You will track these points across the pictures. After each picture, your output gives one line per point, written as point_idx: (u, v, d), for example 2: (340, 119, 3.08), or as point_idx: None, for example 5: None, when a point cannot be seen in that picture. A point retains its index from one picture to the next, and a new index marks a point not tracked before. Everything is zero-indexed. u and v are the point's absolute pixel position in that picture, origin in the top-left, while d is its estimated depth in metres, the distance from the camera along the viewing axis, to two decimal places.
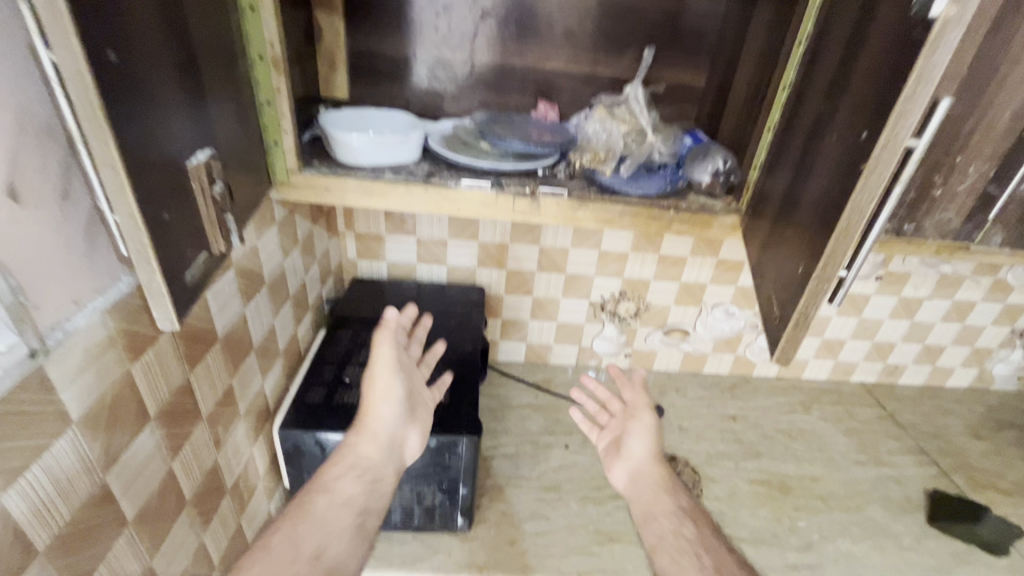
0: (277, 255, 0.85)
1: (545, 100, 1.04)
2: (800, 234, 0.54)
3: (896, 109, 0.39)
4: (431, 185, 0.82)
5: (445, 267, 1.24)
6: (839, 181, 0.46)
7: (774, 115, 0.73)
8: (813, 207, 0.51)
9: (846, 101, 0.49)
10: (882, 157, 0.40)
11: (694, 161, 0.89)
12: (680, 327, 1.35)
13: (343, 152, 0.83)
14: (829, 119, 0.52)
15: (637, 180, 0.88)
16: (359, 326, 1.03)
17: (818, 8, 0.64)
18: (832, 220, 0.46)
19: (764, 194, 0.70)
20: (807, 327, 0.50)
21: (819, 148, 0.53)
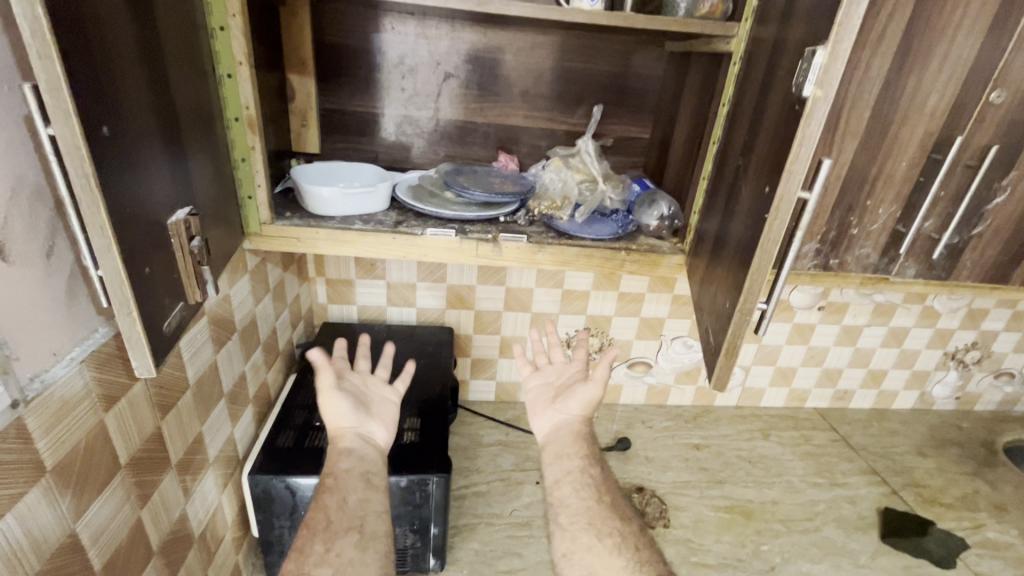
0: (248, 302, 0.87)
1: (506, 152, 1.12)
2: (727, 272, 0.60)
3: (787, 167, 0.47)
4: (398, 233, 0.87)
5: (415, 309, 1.28)
6: (752, 226, 0.53)
7: (708, 165, 0.82)
8: (736, 247, 0.58)
9: (756, 158, 0.57)
10: (781, 206, 0.48)
11: (642, 208, 0.97)
12: (643, 360, 1.41)
13: (314, 204, 0.88)
14: (744, 171, 0.60)
15: (591, 225, 0.96)
16: (329, 369, 1.05)
17: (736, 77, 0.74)
18: (749, 259, 0.53)
19: (702, 235, 0.77)
20: (737, 356, 0.56)
21: (738, 198, 0.61)
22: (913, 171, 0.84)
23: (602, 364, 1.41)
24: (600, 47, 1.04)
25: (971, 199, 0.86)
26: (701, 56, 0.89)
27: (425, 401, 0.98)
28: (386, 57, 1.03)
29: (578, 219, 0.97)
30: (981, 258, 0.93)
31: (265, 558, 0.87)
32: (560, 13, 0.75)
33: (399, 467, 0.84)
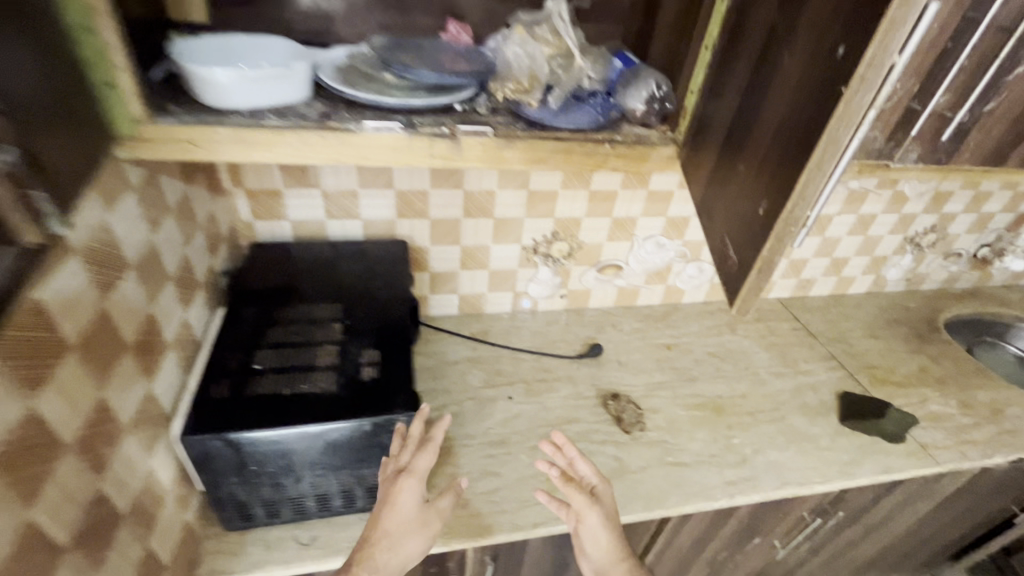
0: (140, 230, 0.68)
1: (455, 21, 0.88)
2: (754, 169, 0.53)
3: (886, 21, 0.38)
4: (327, 129, 0.67)
5: (360, 221, 1.10)
6: (810, 110, 0.45)
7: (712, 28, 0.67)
8: (771, 137, 0.50)
9: (799, 33, 0.47)
10: (866, 77, 0.40)
11: (626, 88, 0.81)
12: (614, 263, 1.33)
13: (209, 92, 0.66)
14: (780, 50, 0.49)
15: (567, 112, 0.79)
16: (263, 300, 0.89)
17: None
18: (805, 151, 0.46)
19: (706, 122, 0.64)
20: (770, 269, 0.51)
21: (766, 87, 0.51)
22: (943, 35, 0.72)
23: (571, 269, 1.32)
24: None
25: (996, 69, 0.76)
26: None
27: (381, 329, 0.85)
28: None
29: (552, 104, 0.79)
30: (987, 138, 0.86)
31: (220, 513, 0.79)
32: None
33: (360, 410, 0.73)
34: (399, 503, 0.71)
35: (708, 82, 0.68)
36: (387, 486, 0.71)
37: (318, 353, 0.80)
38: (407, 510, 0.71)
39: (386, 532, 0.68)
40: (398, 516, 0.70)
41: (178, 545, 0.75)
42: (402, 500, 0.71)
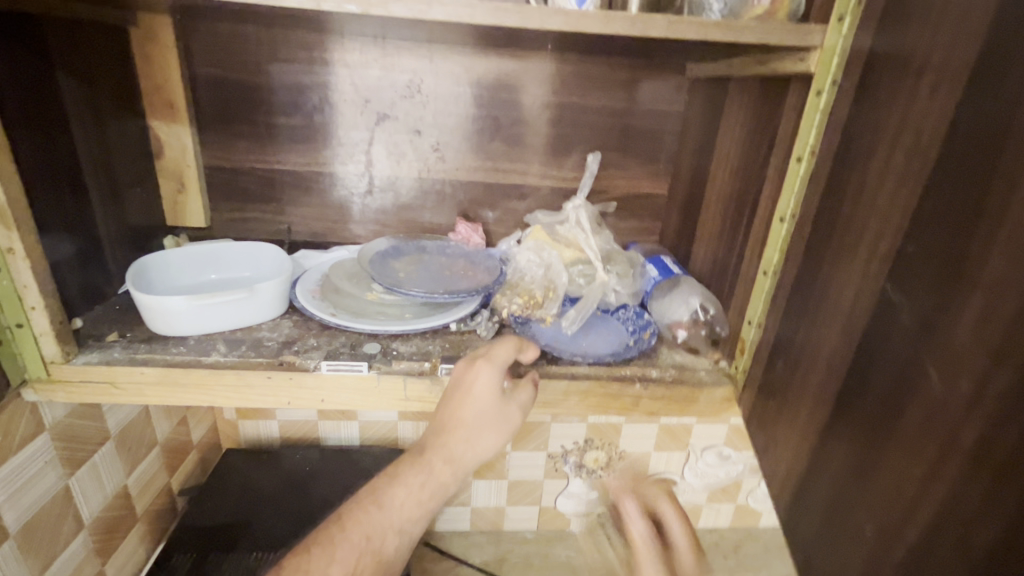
0: (54, 479, 0.56)
1: (469, 221, 0.81)
2: (797, 447, 0.46)
3: (973, 303, 0.29)
4: (279, 368, 0.54)
5: (358, 423, 0.94)
6: (909, 382, 0.34)
7: (778, 236, 0.51)
8: (916, 423, 0.33)
9: (919, 363, 0.33)
10: (968, 353, 0.29)
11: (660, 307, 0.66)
12: (664, 476, 1.08)
13: (154, 319, 0.57)
14: (822, 366, 0.43)
15: (587, 337, 0.64)
16: (214, 542, 0.73)
17: (738, 167, 0.61)
18: (961, 423, 0.29)
19: (838, 341, 0.41)
20: None
21: (795, 420, 0.47)
22: None
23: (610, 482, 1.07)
24: (591, 70, 0.75)
25: None
26: (745, 76, 0.59)
27: None
28: (296, 92, 0.73)
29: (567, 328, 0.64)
30: None
31: None
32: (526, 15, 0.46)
33: None
34: (468, 459, 0.53)
35: (821, 283, 0.44)
36: (495, 405, 0.53)
37: None
38: (483, 402, 0.53)
39: (468, 424, 0.52)
40: (475, 408, 0.52)
41: None
42: (472, 459, 0.53)
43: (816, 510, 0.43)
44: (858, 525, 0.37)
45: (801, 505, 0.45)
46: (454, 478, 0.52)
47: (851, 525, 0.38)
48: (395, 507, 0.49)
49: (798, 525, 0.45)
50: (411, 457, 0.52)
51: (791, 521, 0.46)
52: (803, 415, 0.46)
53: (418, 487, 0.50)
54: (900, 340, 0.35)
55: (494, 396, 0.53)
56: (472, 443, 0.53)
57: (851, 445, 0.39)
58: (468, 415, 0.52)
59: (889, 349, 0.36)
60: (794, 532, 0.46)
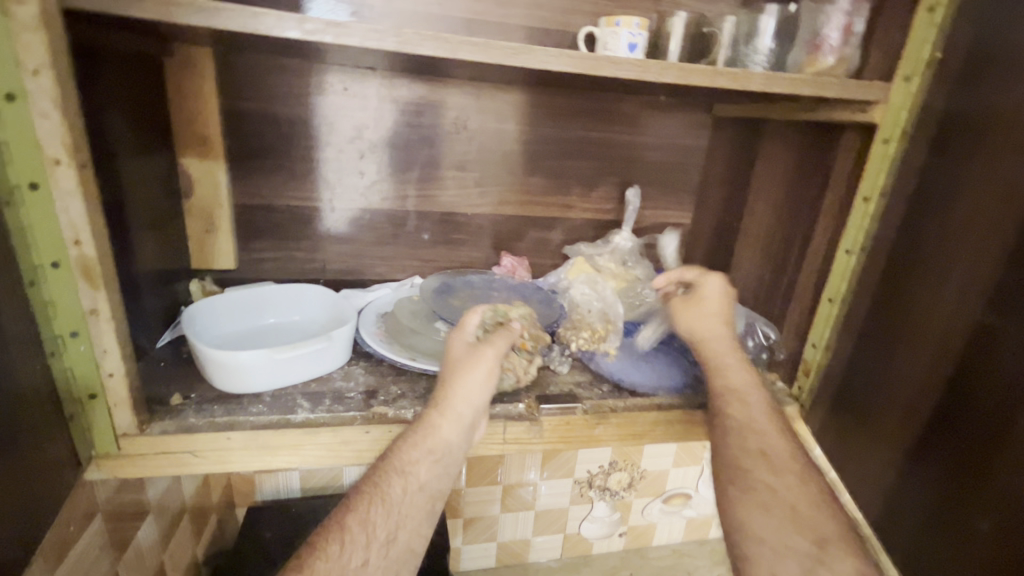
0: (107, 566, 0.50)
1: (509, 254, 0.82)
2: (886, 459, 0.50)
3: None
4: (374, 420, 0.52)
5: None
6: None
7: (846, 265, 0.56)
8: None
9: None
10: None
11: None
12: (680, 492, 1.11)
13: (218, 376, 0.52)
14: (914, 381, 0.48)
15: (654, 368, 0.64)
16: None
17: (783, 200, 0.67)
18: None
19: (934, 358, 0.46)
20: None
21: (882, 433, 0.51)
22: None
23: (631, 502, 1.09)
24: (625, 108, 0.79)
25: None
26: (790, 122, 0.65)
27: None
28: (336, 127, 0.71)
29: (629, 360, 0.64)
30: None
31: None
32: (630, 68, 0.49)
33: None
34: (458, 404, 0.49)
35: (906, 307, 0.49)
36: (464, 351, 0.51)
37: None
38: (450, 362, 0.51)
39: (444, 385, 0.50)
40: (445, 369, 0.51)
41: None
42: (463, 404, 0.49)
43: (918, 516, 0.46)
44: (975, 527, 0.41)
45: (897, 512, 0.49)
46: (441, 446, 0.47)
47: (962, 526, 0.42)
48: (394, 459, 0.46)
49: (895, 531, 0.49)
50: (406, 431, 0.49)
51: (882, 527, 0.50)
52: (891, 427, 0.50)
53: (415, 442, 0.47)
54: (1014, 356, 0.39)
55: (456, 353, 0.52)
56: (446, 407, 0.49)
57: (957, 454, 0.43)
58: (446, 369, 0.51)
59: (1001, 366, 0.40)
60: (889, 537, 0.49)
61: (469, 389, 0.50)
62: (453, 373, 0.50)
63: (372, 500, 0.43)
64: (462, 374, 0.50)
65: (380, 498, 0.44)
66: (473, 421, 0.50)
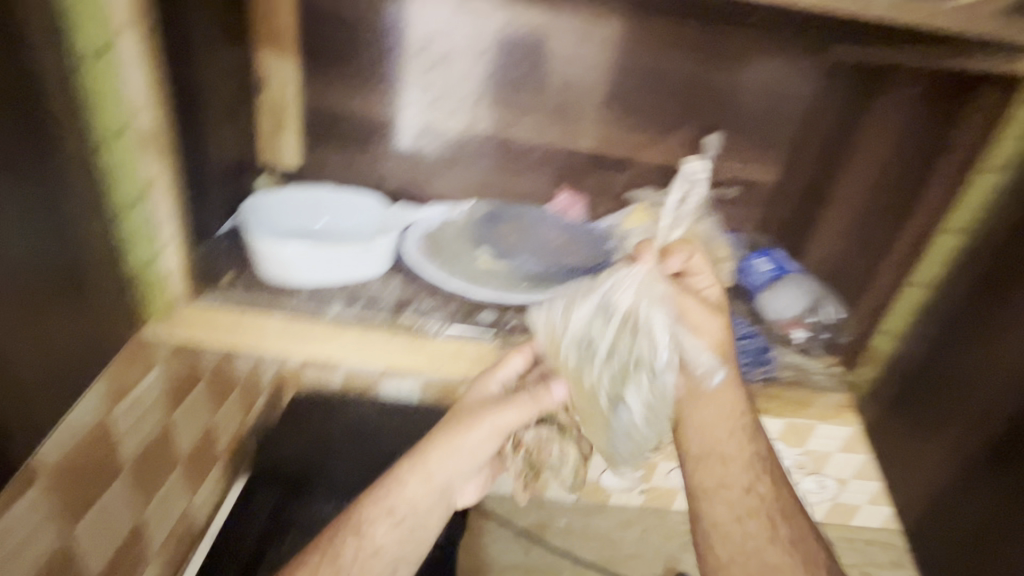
0: (158, 413, 0.55)
1: (570, 190, 0.79)
2: (940, 466, 0.51)
3: None
4: (398, 328, 0.54)
5: (421, 382, 0.93)
6: None
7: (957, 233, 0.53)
8: None
9: None
10: None
11: (774, 311, 0.63)
12: None
13: (266, 265, 0.55)
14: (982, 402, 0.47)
15: None
16: (288, 487, 0.73)
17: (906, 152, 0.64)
18: None
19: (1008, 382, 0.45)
20: None
21: (939, 444, 0.52)
22: None
23: (656, 463, 1.07)
24: (722, 41, 0.68)
25: None
26: (917, 71, 0.63)
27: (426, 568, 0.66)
28: (409, 34, 0.69)
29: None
30: None
31: None
32: None
33: None
34: (439, 472, 0.48)
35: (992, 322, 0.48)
36: (478, 408, 0.48)
37: None
38: (467, 418, 0.50)
39: (448, 443, 0.48)
40: (463, 418, 0.50)
41: None
42: (447, 471, 0.48)
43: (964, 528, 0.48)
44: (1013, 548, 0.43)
45: (948, 513, 0.51)
46: (420, 504, 0.48)
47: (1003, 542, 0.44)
48: (363, 516, 0.47)
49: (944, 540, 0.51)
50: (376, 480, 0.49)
51: (933, 525, 0.53)
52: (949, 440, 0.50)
53: (380, 495, 0.47)
54: None
55: (478, 399, 0.50)
56: (444, 461, 0.47)
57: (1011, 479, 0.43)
58: (458, 427, 0.49)
59: None
60: (937, 542, 0.52)
61: (467, 458, 0.48)
62: (456, 435, 0.49)
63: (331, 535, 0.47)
64: (456, 433, 0.49)
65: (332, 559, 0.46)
66: (449, 487, 0.49)
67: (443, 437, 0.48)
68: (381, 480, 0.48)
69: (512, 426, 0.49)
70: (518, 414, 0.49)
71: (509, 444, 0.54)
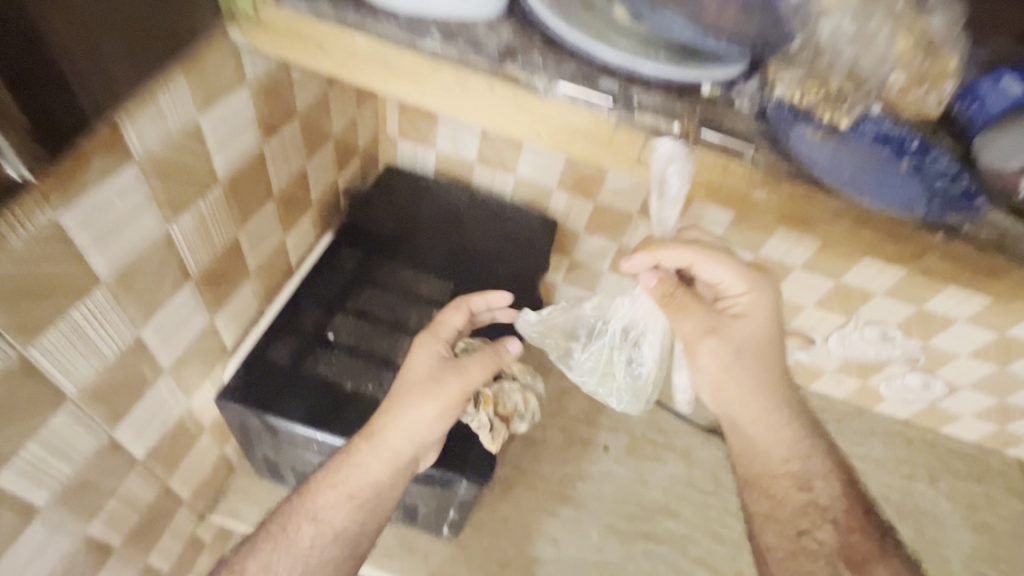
0: (248, 137, 0.54)
1: None
2: None
3: None
4: (500, 78, 0.44)
5: (512, 177, 0.86)
6: None
7: None
8: None
9: None
10: None
11: (1000, 153, 0.45)
12: (805, 333, 0.96)
13: None
14: None
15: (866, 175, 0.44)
16: (372, 250, 0.75)
17: None
18: None
19: None
20: None
21: None
22: None
23: None
24: None
25: None
26: None
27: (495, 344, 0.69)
28: None
29: (853, 149, 0.45)
30: None
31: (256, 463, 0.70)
32: None
33: None
34: (395, 439, 0.55)
35: None
36: (422, 382, 0.56)
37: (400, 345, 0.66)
38: (417, 373, 0.57)
39: (397, 417, 0.55)
40: (410, 375, 0.57)
41: (205, 479, 0.68)
42: (398, 443, 0.55)
43: None
44: None
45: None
46: (382, 476, 0.54)
47: None
48: (316, 500, 0.54)
49: None
50: (340, 456, 0.56)
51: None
52: None
53: (337, 487, 0.54)
54: None
55: (428, 359, 0.58)
56: (403, 432, 0.54)
57: None
58: (399, 398, 0.56)
59: None
60: None
61: (419, 418, 0.55)
62: (411, 394, 0.55)
63: (291, 517, 0.54)
64: (410, 405, 0.55)
65: (290, 542, 0.53)
66: (412, 458, 0.56)
67: (394, 415, 0.55)
68: (330, 470, 0.55)
69: (474, 381, 0.57)
70: (485, 365, 0.58)
71: (473, 404, 0.61)
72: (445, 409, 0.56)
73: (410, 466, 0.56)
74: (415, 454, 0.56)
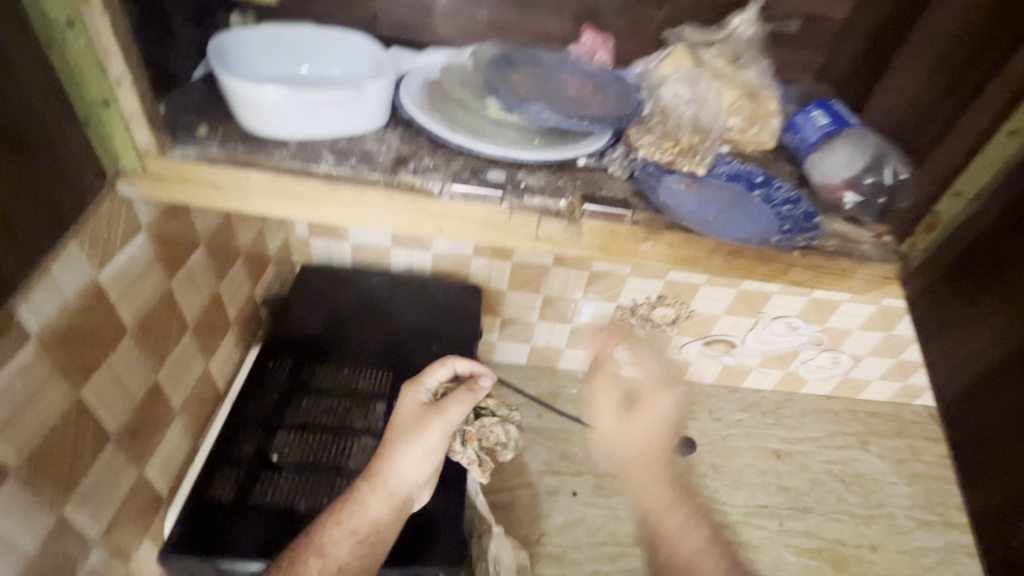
0: (154, 279, 0.53)
1: (593, 29, 0.66)
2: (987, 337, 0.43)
3: None
4: (395, 188, 0.48)
5: (430, 253, 0.87)
6: None
7: None
8: None
9: None
10: None
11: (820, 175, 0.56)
12: (725, 339, 1.05)
13: (245, 114, 0.48)
14: None
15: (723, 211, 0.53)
16: (303, 354, 0.74)
17: None
18: None
19: None
20: None
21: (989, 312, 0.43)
22: None
23: (670, 338, 1.05)
24: None
25: None
26: None
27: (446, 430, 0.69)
28: None
29: (711, 192, 0.54)
30: None
31: None
32: None
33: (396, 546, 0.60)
34: (393, 480, 0.57)
35: None
36: (411, 423, 0.60)
37: (349, 447, 0.66)
38: (405, 417, 0.61)
39: (396, 458, 0.58)
40: (400, 422, 0.61)
41: None
42: (396, 483, 0.57)
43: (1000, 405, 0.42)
44: None
45: (978, 404, 0.44)
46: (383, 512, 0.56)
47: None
48: (322, 535, 0.54)
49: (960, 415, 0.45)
50: (343, 497, 0.56)
51: (955, 414, 0.46)
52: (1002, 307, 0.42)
53: (341, 522, 0.55)
54: None
55: (409, 408, 0.61)
56: (400, 473, 0.57)
57: None
58: (394, 441, 0.59)
59: None
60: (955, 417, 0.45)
61: (413, 457, 0.58)
62: (405, 440, 0.59)
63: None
64: (404, 448, 0.58)
65: None
66: (408, 498, 0.58)
67: (390, 457, 0.58)
68: (333, 512, 0.55)
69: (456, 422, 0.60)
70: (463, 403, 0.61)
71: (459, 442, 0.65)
72: (434, 448, 0.59)
73: (408, 504, 0.58)
74: (410, 492, 0.59)
